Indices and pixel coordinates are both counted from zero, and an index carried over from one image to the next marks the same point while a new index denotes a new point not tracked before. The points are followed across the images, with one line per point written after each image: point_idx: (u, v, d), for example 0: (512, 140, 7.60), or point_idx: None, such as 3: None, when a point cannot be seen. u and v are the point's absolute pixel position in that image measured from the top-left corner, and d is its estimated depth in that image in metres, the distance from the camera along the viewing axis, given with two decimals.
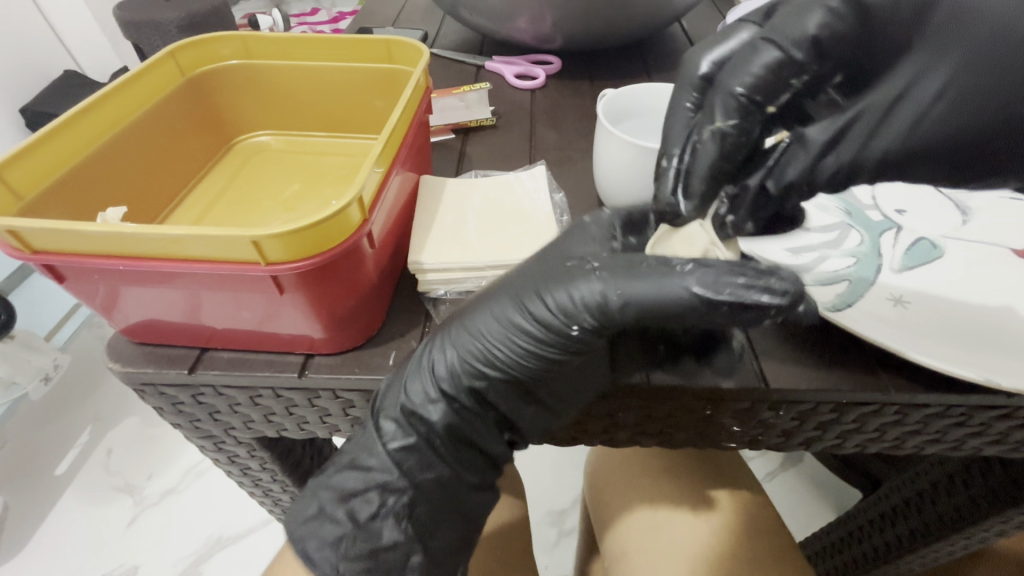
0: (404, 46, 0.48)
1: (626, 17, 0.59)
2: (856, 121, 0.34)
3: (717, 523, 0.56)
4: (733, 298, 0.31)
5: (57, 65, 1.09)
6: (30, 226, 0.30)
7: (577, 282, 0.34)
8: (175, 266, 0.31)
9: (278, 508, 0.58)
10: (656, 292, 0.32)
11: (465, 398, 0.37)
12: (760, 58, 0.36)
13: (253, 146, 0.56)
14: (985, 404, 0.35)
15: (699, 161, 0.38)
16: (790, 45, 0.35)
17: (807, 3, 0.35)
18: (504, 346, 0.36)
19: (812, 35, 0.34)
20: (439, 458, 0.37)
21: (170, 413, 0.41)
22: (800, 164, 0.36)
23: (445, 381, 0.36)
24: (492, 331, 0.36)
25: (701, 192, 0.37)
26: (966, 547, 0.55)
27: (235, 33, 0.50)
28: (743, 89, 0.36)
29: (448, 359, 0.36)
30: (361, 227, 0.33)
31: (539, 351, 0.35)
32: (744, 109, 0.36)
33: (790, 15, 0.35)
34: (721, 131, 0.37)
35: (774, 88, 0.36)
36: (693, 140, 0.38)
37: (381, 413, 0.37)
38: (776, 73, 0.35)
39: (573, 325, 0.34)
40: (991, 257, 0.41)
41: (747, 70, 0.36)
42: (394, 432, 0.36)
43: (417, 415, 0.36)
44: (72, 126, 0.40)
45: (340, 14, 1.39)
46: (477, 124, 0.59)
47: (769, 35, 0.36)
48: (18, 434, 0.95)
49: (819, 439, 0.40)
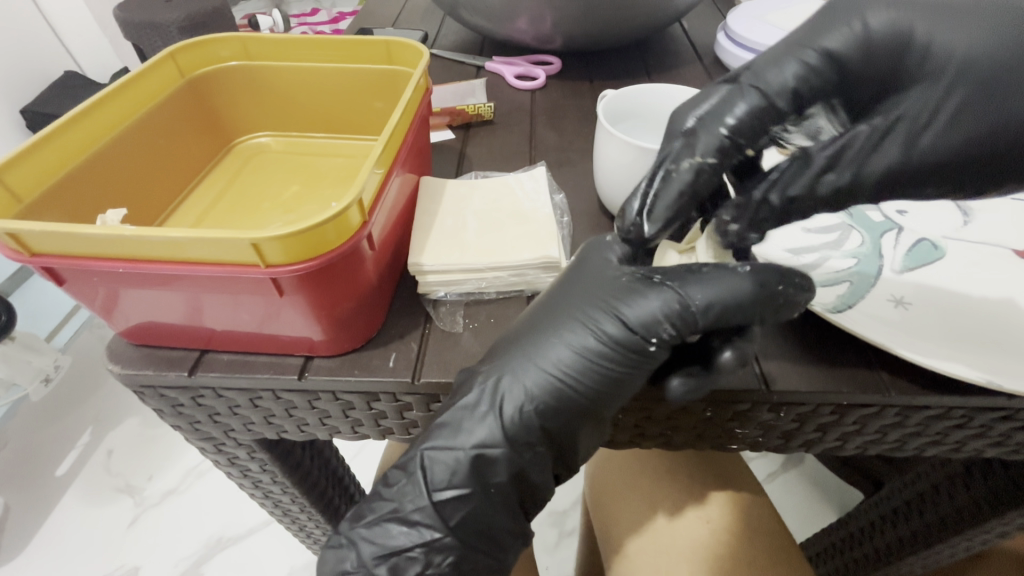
0: (405, 47, 0.48)
1: (626, 18, 0.59)
2: (853, 144, 0.34)
3: (717, 525, 0.56)
4: (758, 294, 0.33)
5: (57, 66, 1.09)
6: (29, 229, 0.30)
7: (647, 296, 0.35)
8: (174, 268, 0.31)
9: (279, 509, 0.58)
10: (725, 293, 0.33)
11: (534, 435, 0.36)
12: (741, 103, 0.33)
13: (253, 147, 0.56)
14: (987, 405, 0.35)
15: (668, 190, 0.34)
16: (770, 93, 0.33)
17: (784, 50, 0.33)
18: (576, 371, 0.35)
19: (791, 86, 0.33)
20: (487, 503, 0.36)
21: (170, 415, 0.41)
22: (804, 181, 0.35)
23: (514, 416, 0.35)
24: (562, 357, 0.36)
25: (662, 217, 0.34)
26: (967, 548, 0.55)
27: (233, 34, 0.50)
28: (728, 131, 0.33)
29: (517, 391, 0.35)
30: (360, 229, 0.33)
31: (614, 369, 0.35)
32: (725, 151, 0.34)
33: (767, 61, 0.34)
34: (699, 167, 0.33)
35: (756, 132, 0.34)
36: (665, 170, 0.34)
37: (432, 458, 0.36)
38: (758, 119, 0.33)
39: (652, 338, 0.34)
40: (991, 258, 0.41)
41: (729, 112, 0.33)
42: (444, 480, 0.36)
43: (476, 457, 0.36)
44: (72, 127, 0.40)
45: (340, 14, 1.39)
46: (474, 112, 0.58)
47: (754, 82, 0.34)
48: (19, 435, 0.95)
49: (819, 441, 0.40)
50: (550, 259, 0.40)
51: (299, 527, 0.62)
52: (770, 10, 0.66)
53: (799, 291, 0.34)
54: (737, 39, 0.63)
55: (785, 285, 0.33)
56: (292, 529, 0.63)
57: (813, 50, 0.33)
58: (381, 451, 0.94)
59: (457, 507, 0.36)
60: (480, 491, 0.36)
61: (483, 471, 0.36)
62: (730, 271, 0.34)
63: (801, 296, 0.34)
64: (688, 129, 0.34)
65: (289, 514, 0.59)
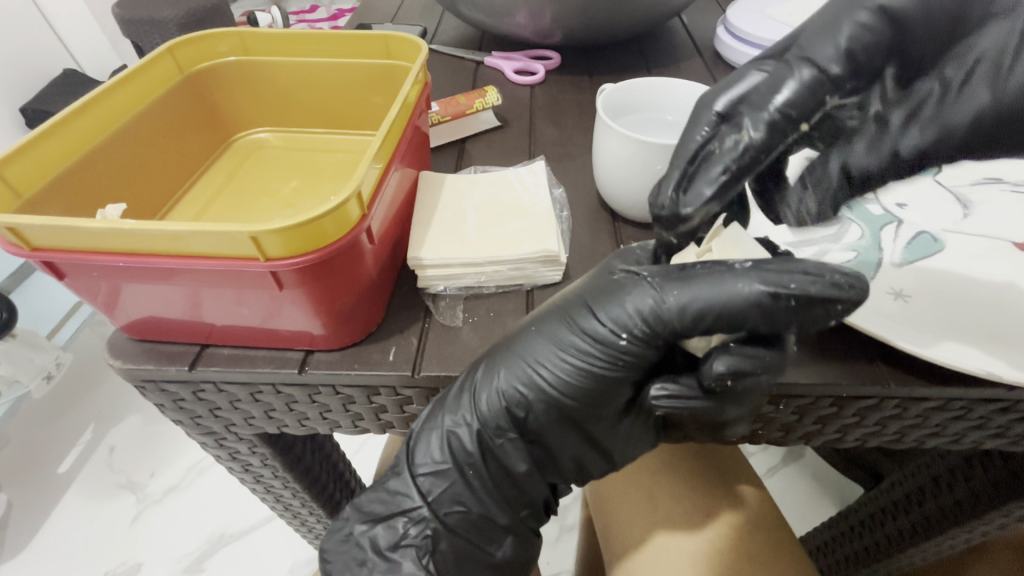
0: (404, 41, 0.48)
1: (625, 12, 0.59)
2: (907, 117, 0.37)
3: (717, 517, 0.56)
4: (755, 299, 0.31)
5: (56, 64, 1.08)
6: (29, 223, 0.30)
7: (627, 293, 0.35)
8: (175, 263, 0.31)
9: (280, 504, 0.58)
10: (708, 295, 0.32)
11: (515, 424, 0.37)
12: (796, 74, 0.34)
13: (252, 143, 0.56)
14: (986, 397, 0.35)
15: (710, 166, 0.34)
16: (825, 61, 0.33)
17: (835, 16, 0.34)
18: (553, 368, 0.36)
19: (845, 49, 0.33)
20: (468, 488, 0.39)
21: (171, 409, 0.41)
22: (869, 166, 0.38)
23: (492, 408, 0.37)
24: (544, 355, 0.36)
25: (701, 194, 0.34)
26: (967, 541, 0.55)
27: (233, 29, 0.50)
28: (780, 104, 0.33)
29: (497, 385, 0.36)
30: (359, 223, 0.33)
31: (586, 367, 0.35)
32: (772, 125, 0.33)
33: (815, 34, 0.34)
34: (744, 141, 0.34)
35: (808, 106, 0.34)
36: (707, 151, 0.35)
37: (420, 437, 0.39)
38: (811, 90, 0.33)
39: (622, 334, 0.34)
40: (990, 250, 0.41)
41: (780, 87, 0.34)
42: (425, 457, 0.39)
43: (461, 441, 0.38)
44: (70, 122, 0.40)
45: (340, 10, 1.39)
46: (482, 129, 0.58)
47: (804, 55, 0.34)
48: (21, 433, 0.96)
49: (818, 433, 0.40)
50: (548, 253, 0.39)
51: (299, 522, 0.62)
52: (770, 4, 0.66)
53: (816, 294, 0.31)
54: (738, 34, 0.63)
55: (801, 285, 0.31)
56: (293, 523, 0.63)
57: (868, 10, 0.33)
58: (382, 448, 0.94)
59: (436, 483, 0.39)
60: (459, 467, 0.38)
61: (462, 454, 0.38)
62: (727, 270, 0.32)
63: (815, 302, 0.31)
64: (719, 112, 0.35)
65: (290, 509, 0.59)
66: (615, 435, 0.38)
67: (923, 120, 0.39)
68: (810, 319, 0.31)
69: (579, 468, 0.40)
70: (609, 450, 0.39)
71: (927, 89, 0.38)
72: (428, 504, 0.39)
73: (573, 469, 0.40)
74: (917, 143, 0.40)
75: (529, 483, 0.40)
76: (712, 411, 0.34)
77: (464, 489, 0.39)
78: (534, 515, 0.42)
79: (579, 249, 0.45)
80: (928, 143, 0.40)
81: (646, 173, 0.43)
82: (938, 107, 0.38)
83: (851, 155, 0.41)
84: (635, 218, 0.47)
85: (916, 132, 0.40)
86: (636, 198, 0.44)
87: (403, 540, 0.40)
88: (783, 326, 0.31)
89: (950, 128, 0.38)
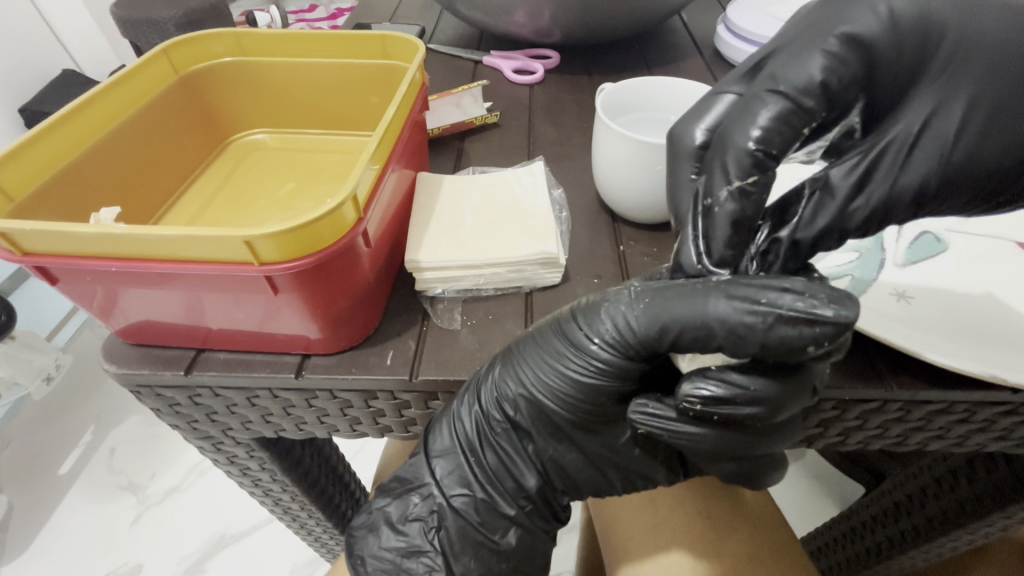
0: (400, 41, 0.48)
1: (624, 11, 0.59)
2: (888, 151, 0.33)
3: (718, 520, 0.55)
4: (725, 317, 0.30)
5: (55, 65, 1.08)
6: (22, 228, 0.29)
7: (609, 300, 0.34)
8: (168, 267, 0.31)
9: (279, 507, 0.58)
10: (675, 308, 0.31)
11: (504, 421, 0.38)
12: (768, 109, 0.32)
13: (249, 144, 0.55)
14: (990, 401, 0.34)
15: (717, 227, 0.33)
16: (798, 93, 0.32)
17: (802, 45, 0.33)
18: (532, 369, 0.36)
19: (818, 80, 0.32)
20: (473, 478, 0.39)
21: (168, 414, 0.41)
22: (830, 212, 0.33)
23: (484, 402, 0.37)
24: (527, 358, 0.36)
25: (724, 257, 0.33)
26: (969, 542, 0.55)
27: (227, 29, 0.50)
28: (756, 143, 0.32)
29: (488, 380, 0.37)
30: (356, 225, 0.33)
31: (562, 370, 0.35)
32: (760, 164, 0.32)
33: (786, 62, 0.33)
34: (739, 192, 0.32)
35: (788, 140, 0.32)
36: (705, 208, 0.33)
37: (435, 424, 0.40)
38: (786, 123, 0.32)
39: (595, 339, 0.34)
40: (993, 250, 0.40)
41: (752, 122, 0.32)
42: (442, 445, 0.39)
43: (461, 427, 0.38)
44: (66, 121, 0.40)
45: (339, 10, 1.38)
46: (478, 121, 0.57)
47: (774, 86, 0.32)
48: (22, 434, 0.95)
49: (820, 437, 0.40)
50: (546, 255, 0.39)
51: (299, 525, 0.62)
52: (771, 2, 0.65)
53: (788, 313, 0.28)
54: (738, 33, 0.62)
55: (771, 298, 0.29)
56: (294, 527, 0.63)
57: (834, 39, 0.32)
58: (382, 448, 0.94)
59: (445, 464, 0.40)
60: (462, 454, 0.39)
61: (465, 445, 0.39)
62: (701, 287, 0.31)
63: (783, 322, 0.28)
64: (697, 145, 0.35)
65: (290, 513, 0.59)
66: (605, 441, 0.38)
67: (875, 180, 0.33)
68: (783, 349, 0.29)
69: (575, 470, 0.40)
70: (600, 455, 0.39)
71: (886, 138, 0.34)
72: (437, 483, 0.40)
73: (564, 470, 0.40)
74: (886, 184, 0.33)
75: (527, 478, 0.40)
76: (694, 435, 0.33)
77: (475, 468, 0.39)
78: (539, 513, 0.41)
79: (578, 250, 0.45)
80: (879, 208, 0.33)
81: (645, 174, 0.42)
82: (893, 167, 0.33)
83: (797, 225, 0.34)
84: (635, 219, 0.46)
85: (864, 198, 0.33)
86: (636, 200, 0.44)
87: (412, 513, 0.41)
88: (757, 351, 0.29)
89: (902, 189, 0.33)
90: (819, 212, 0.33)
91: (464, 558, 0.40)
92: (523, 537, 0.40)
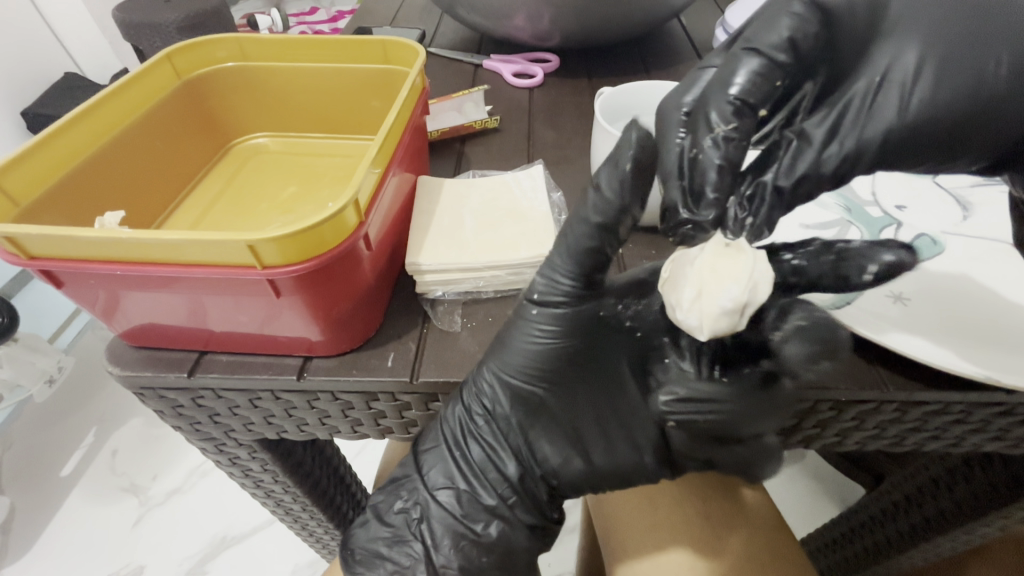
0: (401, 46, 0.48)
1: (622, 15, 0.59)
2: (849, 107, 0.34)
3: (718, 522, 0.56)
4: (603, 212, 0.32)
5: (57, 69, 1.09)
6: (28, 232, 0.30)
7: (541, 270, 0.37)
8: (172, 271, 0.31)
9: (280, 508, 0.58)
10: (575, 249, 0.34)
11: (480, 413, 0.39)
12: (745, 65, 0.33)
13: (251, 148, 0.56)
14: (985, 401, 0.35)
15: (703, 170, 0.32)
16: (769, 49, 0.33)
17: (772, 11, 0.34)
18: (492, 348, 0.38)
19: (788, 38, 0.33)
20: (460, 472, 0.40)
21: (171, 416, 0.41)
22: (808, 157, 0.33)
23: (463, 398, 0.39)
24: (495, 344, 0.37)
25: (712, 202, 0.32)
26: (967, 542, 0.55)
27: (231, 34, 0.50)
28: (738, 93, 0.32)
29: (470, 380, 0.38)
30: (357, 229, 0.33)
31: (509, 337, 0.37)
32: (740, 112, 0.32)
33: (759, 26, 0.34)
34: (723, 137, 0.32)
35: (765, 93, 0.33)
36: (691, 157, 0.33)
37: (431, 424, 0.42)
38: (766, 79, 0.33)
39: (531, 301, 0.36)
40: (990, 252, 0.40)
41: (732, 78, 0.33)
42: (432, 439, 0.42)
43: (448, 425, 0.40)
44: (71, 126, 0.40)
45: (340, 13, 1.39)
46: (478, 125, 0.57)
47: (749, 45, 0.34)
48: (24, 437, 0.96)
49: (818, 437, 0.40)
50: (546, 258, 0.39)
51: (299, 526, 0.62)
52: None
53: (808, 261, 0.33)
54: None
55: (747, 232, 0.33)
56: (295, 529, 0.63)
57: (799, 3, 0.34)
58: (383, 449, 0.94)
59: (434, 459, 0.41)
60: (446, 448, 0.40)
61: (452, 440, 0.40)
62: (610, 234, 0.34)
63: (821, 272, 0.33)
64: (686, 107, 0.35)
65: (291, 514, 0.59)
66: (574, 414, 0.39)
67: (846, 129, 0.33)
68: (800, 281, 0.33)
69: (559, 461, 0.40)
70: (573, 429, 0.39)
71: (847, 96, 0.34)
72: (423, 479, 0.41)
73: (549, 456, 0.40)
74: (840, 156, 0.33)
75: (508, 465, 0.40)
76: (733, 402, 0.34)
77: (461, 463, 0.40)
78: (524, 504, 0.40)
79: None
80: (851, 155, 0.33)
81: None
82: (860, 119, 0.33)
83: (779, 172, 0.34)
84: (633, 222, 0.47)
85: (838, 144, 0.33)
86: None
87: (394, 507, 0.43)
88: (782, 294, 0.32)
89: (869, 139, 0.33)
90: (798, 158, 0.34)
91: (444, 548, 0.40)
92: (505, 530, 0.40)
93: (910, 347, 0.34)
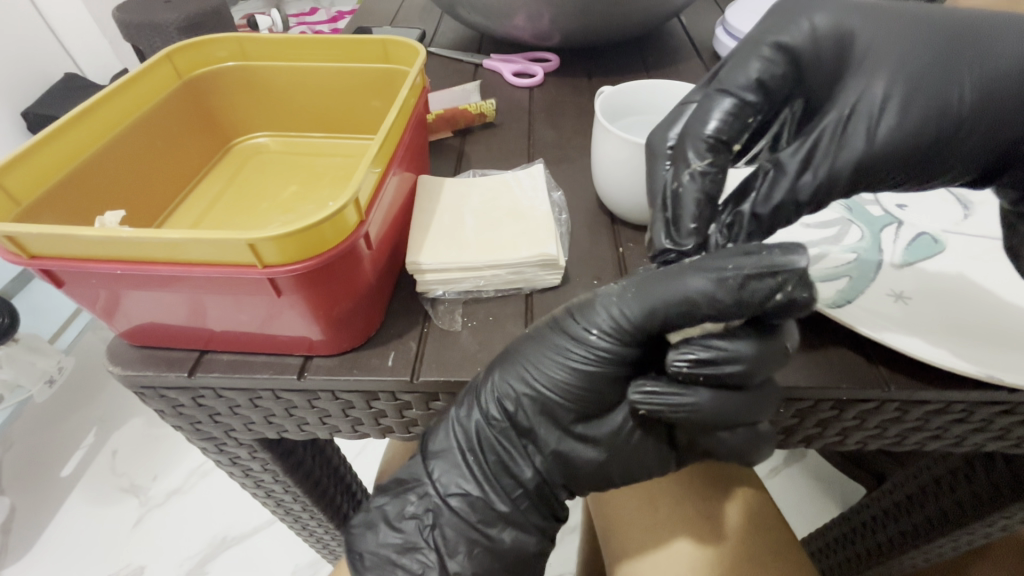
0: (400, 45, 0.48)
1: (623, 14, 0.59)
2: (823, 137, 0.34)
3: (718, 521, 0.56)
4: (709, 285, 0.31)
5: (57, 69, 1.09)
6: (27, 232, 0.30)
7: (600, 297, 0.35)
8: (173, 269, 0.31)
9: (281, 508, 0.58)
10: (658, 293, 0.33)
11: (503, 420, 0.38)
12: (720, 105, 0.35)
13: (251, 148, 0.56)
14: (987, 400, 0.35)
15: (683, 204, 0.34)
16: (738, 90, 0.35)
17: (744, 50, 0.36)
18: (541, 367, 0.36)
19: (756, 79, 0.35)
20: (468, 474, 0.40)
21: (171, 415, 0.41)
22: (783, 188, 0.34)
23: (487, 404, 0.37)
24: (529, 354, 0.36)
25: (692, 232, 0.34)
26: (968, 542, 0.55)
27: (231, 35, 0.50)
28: (712, 132, 0.35)
29: (487, 384, 0.37)
30: (357, 229, 0.33)
31: (564, 363, 0.35)
32: (714, 149, 0.35)
33: (730, 64, 0.36)
34: (700, 171, 0.34)
35: (737, 129, 0.35)
36: (672, 190, 0.35)
37: (435, 426, 0.41)
38: (737, 117, 0.35)
39: (593, 330, 0.35)
40: (991, 250, 0.40)
41: (709, 115, 0.35)
42: (441, 442, 0.40)
43: (462, 430, 0.39)
44: (73, 125, 0.40)
45: (340, 13, 1.39)
46: (477, 111, 0.56)
47: (722, 86, 0.35)
48: (24, 437, 0.96)
49: (819, 437, 0.40)
50: (546, 257, 0.39)
51: (300, 526, 0.62)
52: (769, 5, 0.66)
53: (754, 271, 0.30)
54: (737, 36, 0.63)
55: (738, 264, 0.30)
56: (295, 528, 0.63)
57: (768, 46, 0.35)
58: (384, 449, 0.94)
59: (440, 464, 0.40)
60: (459, 451, 0.39)
61: (469, 444, 0.39)
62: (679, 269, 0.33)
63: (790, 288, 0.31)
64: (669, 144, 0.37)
65: (292, 514, 0.59)
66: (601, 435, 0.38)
67: (819, 158, 0.34)
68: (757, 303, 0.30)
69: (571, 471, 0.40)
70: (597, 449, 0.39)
71: (821, 125, 0.34)
72: (432, 483, 0.40)
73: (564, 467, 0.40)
74: (816, 183, 0.34)
75: (525, 472, 0.39)
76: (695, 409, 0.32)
77: (470, 467, 0.40)
78: (535, 508, 0.41)
79: (578, 252, 0.45)
80: (825, 183, 0.34)
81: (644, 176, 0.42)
82: (834, 146, 0.34)
83: (757, 200, 0.35)
84: (634, 221, 0.47)
85: (812, 173, 0.34)
86: (636, 202, 0.44)
87: (408, 511, 0.42)
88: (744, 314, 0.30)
89: (841, 168, 0.34)
90: (774, 189, 0.34)
91: (458, 555, 0.40)
92: (518, 535, 0.40)
93: (906, 346, 0.34)
